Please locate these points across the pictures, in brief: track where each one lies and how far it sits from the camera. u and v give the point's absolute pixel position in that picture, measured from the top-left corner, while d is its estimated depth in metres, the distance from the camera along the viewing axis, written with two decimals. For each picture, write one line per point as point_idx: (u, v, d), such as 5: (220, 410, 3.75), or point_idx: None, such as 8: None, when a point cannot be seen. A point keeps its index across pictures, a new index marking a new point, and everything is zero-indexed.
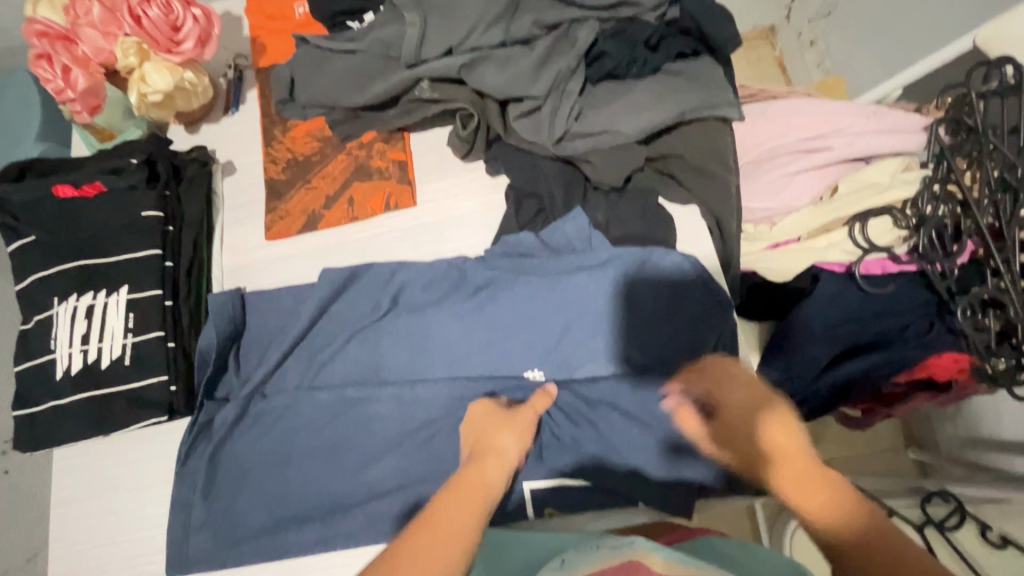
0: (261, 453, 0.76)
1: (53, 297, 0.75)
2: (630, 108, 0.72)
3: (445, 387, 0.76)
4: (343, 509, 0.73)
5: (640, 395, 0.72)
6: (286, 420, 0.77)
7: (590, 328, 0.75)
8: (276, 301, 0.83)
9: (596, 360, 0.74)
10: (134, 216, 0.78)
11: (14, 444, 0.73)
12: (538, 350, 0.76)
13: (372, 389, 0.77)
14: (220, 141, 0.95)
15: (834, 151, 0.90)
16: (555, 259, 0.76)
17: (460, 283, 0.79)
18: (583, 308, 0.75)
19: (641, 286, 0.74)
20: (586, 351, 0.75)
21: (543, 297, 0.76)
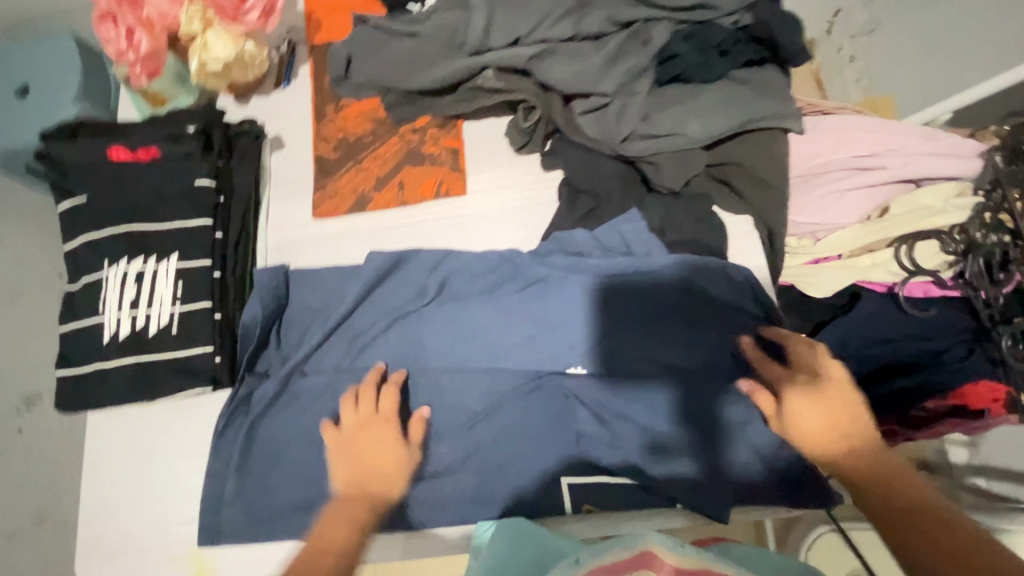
0: (297, 430, 0.76)
1: (103, 261, 0.75)
2: (699, 112, 0.71)
3: (486, 380, 0.76)
4: (380, 493, 0.74)
5: (686, 401, 0.72)
6: (324, 400, 0.77)
7: (639, 330, 0.74)
8: (318, 280, 0.81)
9: (643, 363, 0.74)
10: (187, 184, 0.78)
11: (56, 403, 0.74)
12: (585, 350, 0.75)
13: (415, 374, 0.77)
14: (269, 115, 0.94)
15: (891, 171, 0.90)
16: (609, 259, 0.76)
17: (509, 275, 0.79)
18: (636, 309, 0.75)
19: (695, 293, 0.74)
20: (633, 353, 0.74)
21: (594, 297, 0.75)
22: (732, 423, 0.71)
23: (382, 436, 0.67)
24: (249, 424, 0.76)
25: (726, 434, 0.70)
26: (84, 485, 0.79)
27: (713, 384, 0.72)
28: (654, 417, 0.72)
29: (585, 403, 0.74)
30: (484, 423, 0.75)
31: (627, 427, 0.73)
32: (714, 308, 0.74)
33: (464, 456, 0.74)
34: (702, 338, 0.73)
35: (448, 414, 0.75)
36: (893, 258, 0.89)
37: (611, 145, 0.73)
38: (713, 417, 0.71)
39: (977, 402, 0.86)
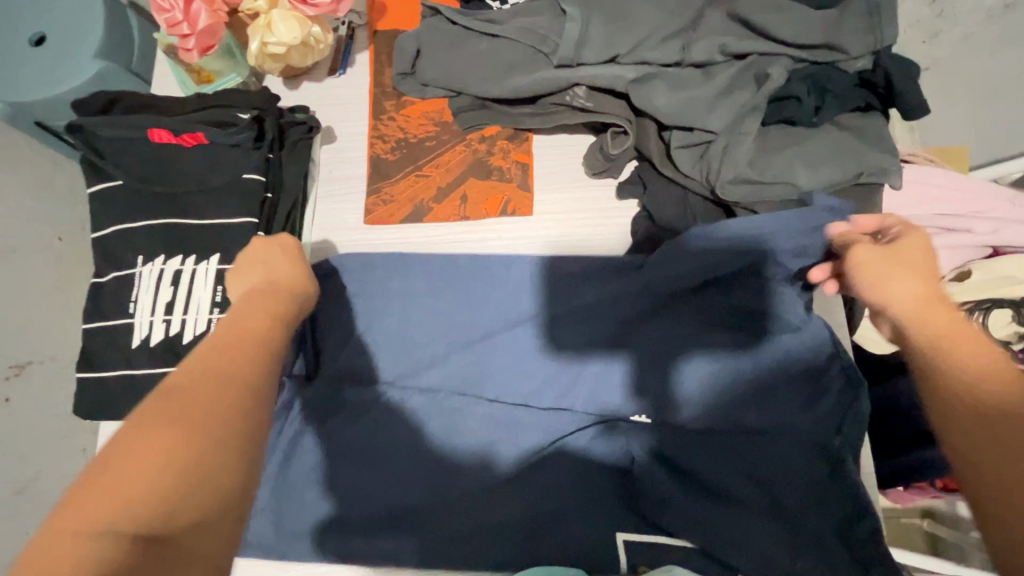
0: (337, 446, 0.71)
1: (138, 256, 0.68)
2: (808, 161, 0.66)
3: (547, 416, 0.72)
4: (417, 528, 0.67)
5: (755, 462, 0.65)
6: (372, 416, 0.72)
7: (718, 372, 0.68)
8: (368, 286, 0.75)
9: (716, 411, 0.67)
10: (234, 177, 0.71)
11: (74, 408, 0.67)
12: (650, 396, 0.70)
13: (471, 401, 0.72)
14: (321, 103, 0.86)
15: (975, 235, 0.85)
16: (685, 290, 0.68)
17: (574, 294, 0.71)
18: (703, 355, 0.68)
19: (770, 341, 0.67)
20: (707, 402, 0.68)
21: (663, 339, 0.69)
22: (806, 490, 0.62)
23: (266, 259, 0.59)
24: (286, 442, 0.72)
25: (796, 503, 0.62)
26: None
27: (784, 445, 0.65)
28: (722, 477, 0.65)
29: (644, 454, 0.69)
30: (539, 466, 0.69)
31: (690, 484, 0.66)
32: (792, 360, 0.66)
33: (514, 499, 0.67)
34: (775, 394, 0.66)
35: (501, 450, 0.70)
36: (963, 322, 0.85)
37: (708, 183, 0.68)
38: (784, 482, 0.63)
39: None
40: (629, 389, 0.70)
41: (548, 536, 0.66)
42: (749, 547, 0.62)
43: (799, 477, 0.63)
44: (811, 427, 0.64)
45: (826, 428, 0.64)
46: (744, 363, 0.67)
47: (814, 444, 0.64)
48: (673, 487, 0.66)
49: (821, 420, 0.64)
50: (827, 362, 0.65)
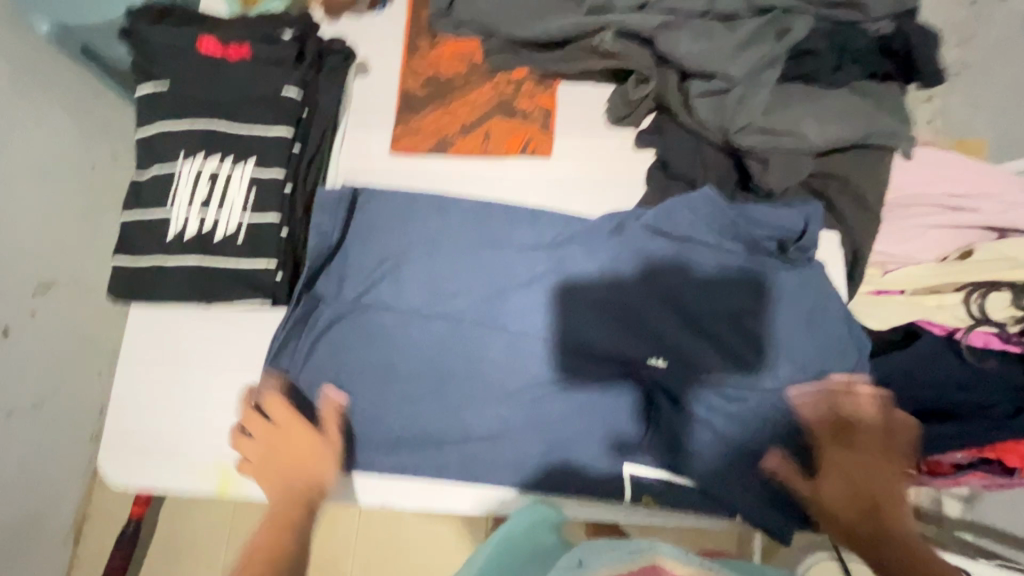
0: (362, 362, 0.74)
1: (179, 153, 0.73)
2: (820, 117, 0.69)
3: (566, 357, 0.74)
4: (443, 443, 0.73)
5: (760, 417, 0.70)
6: (394, 338, 0.74)
7: (733, 321, 0.72)
8: (402, 213, 0.76)
9: (730, 360, 0.71)
10: (273, 90, 0.74)
11: (109, 290, 0.72)
12: (657, 345, 0.73)
13: (487, 332, 0.74)
14: (359, 36, 0.90)
15: (979, 214, 0.88)
16: (709, 249, 0.73)
17: (604, 235, 0.75)
18: (722, 319, 0.72)
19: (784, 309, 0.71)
20: (722, 349, 0.72)
21: (682, 304, 0.73)
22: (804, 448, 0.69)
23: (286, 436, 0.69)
24: (309, 352, 0.74)
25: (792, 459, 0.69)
26: (117, 378, 0.78)
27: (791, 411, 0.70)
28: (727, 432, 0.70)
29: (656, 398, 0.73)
30: (551, 402, 0.73)
31: (700, 434, 0.71)
32: (807, 327, 0.71)
33: (529, 427, 0.73)
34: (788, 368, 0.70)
35: (516, 379, 0.74)
36: (962, 303, 0.87)
37: (723, 132, 0.70)
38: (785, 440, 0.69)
39: (1014, 461, 0.84)
40: (637, 330, 0.73)
41: (564, 459, 0.73)
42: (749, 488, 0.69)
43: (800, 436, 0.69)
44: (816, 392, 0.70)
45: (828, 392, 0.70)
46: (758, 337, 0.71)
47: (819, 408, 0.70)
48: (681, 433, 0.71)
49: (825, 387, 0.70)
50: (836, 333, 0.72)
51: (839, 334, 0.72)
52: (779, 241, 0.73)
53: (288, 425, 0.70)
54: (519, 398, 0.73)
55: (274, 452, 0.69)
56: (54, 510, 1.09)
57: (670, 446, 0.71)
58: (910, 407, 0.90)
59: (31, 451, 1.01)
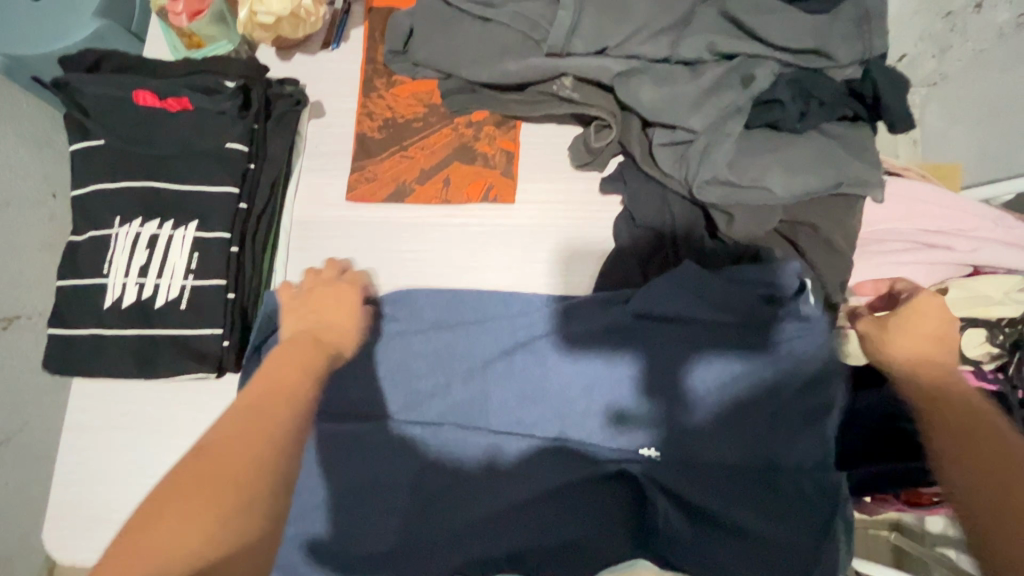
0: (346, 477, 0.72)
1: (114, 217, 0.68)
2: (787, 166, 0.66)
3: (551, 444, 0.73)
4: (433, 548, 0.68)
5: (749, 500, 0.68)
6: (374, 447, 0.73)
7: (721, 409, 0.71)
8: (375, 306, 0.77)
9: (717, 451, 0.70)
10: (218, 144, 0.71)
11: (44, 363, 0.68)
12: (640, 437, 0.72)
13: (472, 432, 0.73)
14: (313, 76, 0.86)
15: (955, 253, 0.85)
16: (692, 326, 0.72)
17: (594, 316, 0.73)
18: (711, 406, 0.71)
19: (767, 379, 0.70)
20: (709, 442, 0.70)
21: (664, 390, 0.71)
22: (794, 529, 0.67)
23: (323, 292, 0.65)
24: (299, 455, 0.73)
25: (795, 542, 0.66)
26: (63, 449, 0.74)
27: (775, 489, 0.68)
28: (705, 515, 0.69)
29: (647, 487, 0.70)
30: (541, 490, 0.71)
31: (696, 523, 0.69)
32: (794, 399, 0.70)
33: (520, 521, 0.69)
34: (766, 446, 0.70)
35: (507, 474, 0.71)
36: None
37: (686, 183, 0.67)
38: (774, 523, 0.67)
39: None
40: (620, 421, 0.72)
41: (557, 551, 0.69)
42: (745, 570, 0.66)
43: (785, 519, 0.67)
44: (797, 463, 0.69)
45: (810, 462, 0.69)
46: (732, 419, 0.70)
47: (805, 486, 0.68)
48: (660, 514, 0.69)
49: (809, 460, 0.69)
50: (813, 387, 0.70)
51: (819, 399, 0.70)
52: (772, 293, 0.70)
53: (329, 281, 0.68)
54: (505, 490, 0.71)
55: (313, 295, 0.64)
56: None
57: (653, 532, 0.68)
58: None
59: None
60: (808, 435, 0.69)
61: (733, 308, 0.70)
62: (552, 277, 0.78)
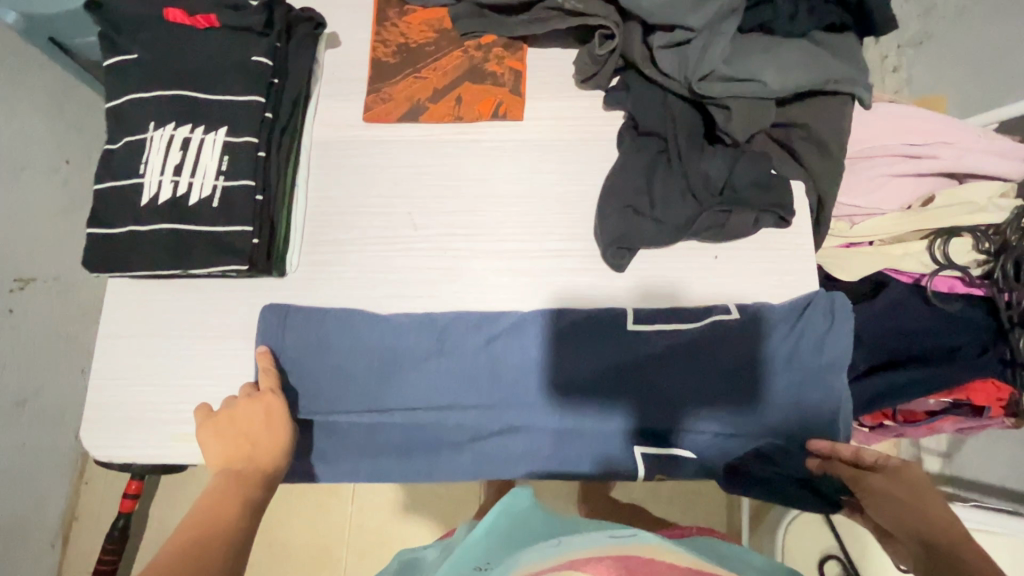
0: (353, 366, 0.76)
1: (149, 122, 0.73)
2: (780, 63, 0.71)
3: (563, 353, 0.76)
4: (441, 453, 0.77)
5: (759, 414, 0.73)
6: (380, 342, 0.77)
7: (740, 341, 0.74)
8: (386, 214, 0.83)
9: (737, 368, 0.74)
10: (243, 58, 0.75)
11: (83, 262, 0.72)
12: (628, 370, 0.75)
13: (484, 335, 0.77)
14: (329, 8, 0.90)
15: (939, 161, 0.91)
16: (668, 213, 0.76)
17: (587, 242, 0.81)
18: (724, 342, 0.74)
19: (776, 322, 0.75)
20: (728, 361, 0.74)
21: (659, 325, 0.76)
22: (786, 439, 0.72)
23: (233, 413, 0.69)
24: (300, 359, 0.76)
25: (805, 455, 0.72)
26: (98, 353, 0.78)
27: (766, 407, 0.73)
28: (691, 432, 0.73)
29: (661, 393, 0.74)
30: (554, 396, 0.75)
31: (702, 423, 0.73)
32: (802, 343, 0.74)
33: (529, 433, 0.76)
34: (774, 382, 0.73)
35: (522, 381, 0.76)
36: (925, 249, 0.92)
37: (687, 81, 0.73)
38: (762, 432, 0.73)
39: (982, 400, 0.91)
40: (637, 340, 0.75)
41: (559, 457, 0.76)
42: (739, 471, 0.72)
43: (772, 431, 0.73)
44: (808, 392, 0.73)
45: (815, 393, 0.73)
46: (727, 362, 0.74)
47: (793, 406, 0.73)
48: (675, 417, 0.73)
49: (805, 385, 0.73)
50: (828, 336, 0.73)
51: (826, 342, 0.73)
52: (722, 184, 0.76)
53: (231, 406, 0.70)
54: (503, 415, 0.75)
55: (226, 425, 0.68)
56: (42, 509, 1.13)
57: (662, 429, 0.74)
58: (881, 356, 0.95)
59: (15, 451, 1.04)
60: (814, 369, 0.73)
61: (740, 270, 0.79)
62: (560, 187, 0.82)
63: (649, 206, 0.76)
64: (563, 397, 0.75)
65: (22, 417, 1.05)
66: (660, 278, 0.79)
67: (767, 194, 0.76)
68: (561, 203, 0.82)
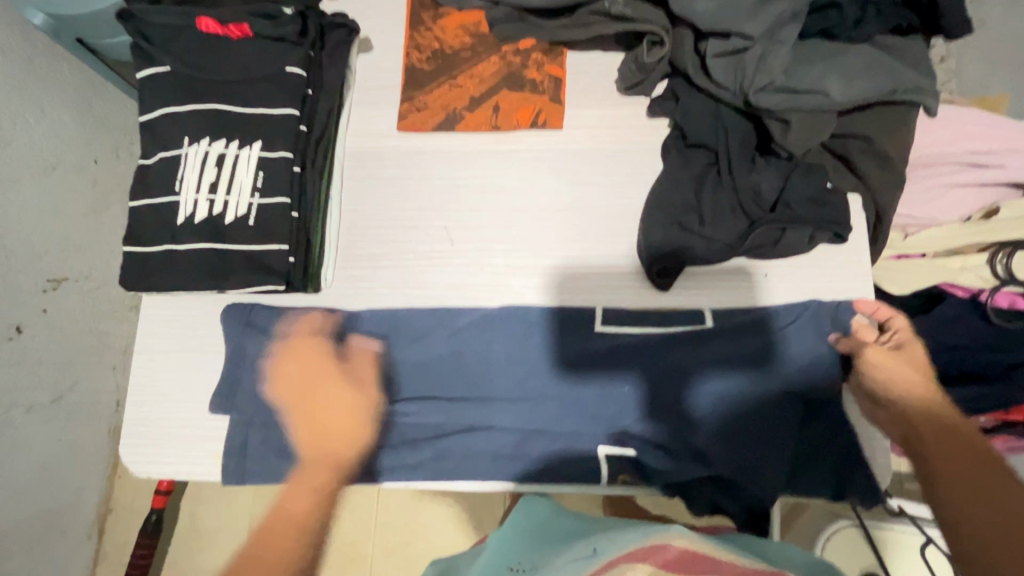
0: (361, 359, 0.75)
1: (184, 137, 0.71)
2: (843, 73, 0.67)
3: (583, 352, 0.74)
4: (434, 455, 0.73)
5: (778, 414, 0.68)
6: (396, 339, 0.76)
7: (762, 336, 0.71)
8: (419, 228, 0.80)
9: (756, 366, 0.70)
10: (278, 69, 0.73)
11: (119, 280, 0.71)
12: (673, 376, 0.71)
13: (500, 336, 0.76)
14: (362, 12, 0.87)
15: (1006, 171, 0.86)
16: (716, 231, 0.72)
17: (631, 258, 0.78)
18: (743, 337, 0.71)
19: (805, 322, 0.71)
20: (748, 356, 0.70)
21: (679, 326, 0.74)
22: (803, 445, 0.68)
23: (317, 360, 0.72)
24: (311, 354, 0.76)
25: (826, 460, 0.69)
26: (137, 368, 0.78)
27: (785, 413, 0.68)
28: (725, 453, 0.67)
29: (674, 390, 0.70)
30: (566, 394, 0.73)
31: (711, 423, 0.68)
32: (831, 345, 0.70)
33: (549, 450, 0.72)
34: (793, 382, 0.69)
35: (533, 378, 0.74)
36: (986, 263, 0.87)
37: (741, 93, 0.68)
38: (782, 436, 0.67)
39: None
40: (654, 338, 0.73)
41: (580, 466, 0.72)
42: (768, 489, 0.66)
43: (804, 447, 0.70)
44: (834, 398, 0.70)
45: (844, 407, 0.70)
46: (775, 371, 0.70)
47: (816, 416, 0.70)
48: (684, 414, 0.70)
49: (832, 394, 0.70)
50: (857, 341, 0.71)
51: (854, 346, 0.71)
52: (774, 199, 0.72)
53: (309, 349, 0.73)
54: (521, 422, 0.73)
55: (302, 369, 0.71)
56: (80, 501, 1.14)
57: (672, 429, 0.69)
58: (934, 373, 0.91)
59: (53, 445, 1.05)
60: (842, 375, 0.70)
61: (791, 291, 0.75)
62: (602, 201, 0.79)
63: (698, 222, 0.72)
64: (573, 394, 0.73)
65: (59, 414, 1.06)
66: (708, 301, 0.76)
67: (821, 211, 0.72)
68: (602, 216, 0.79)
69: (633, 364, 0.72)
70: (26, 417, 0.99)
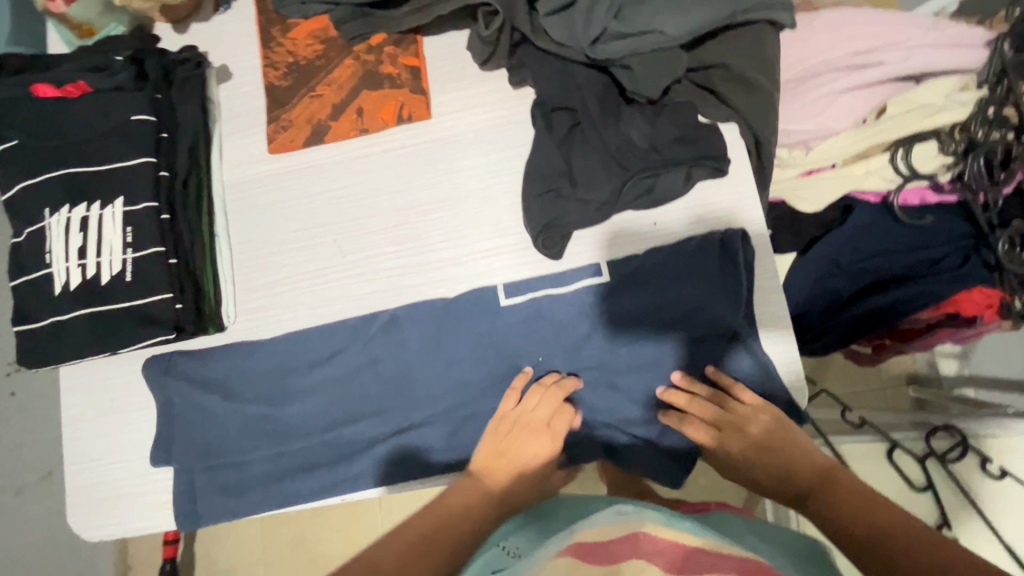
0: (296, 385, 0.76)
1: (43, 209, 0.72)
2: (675, 5, 0.66)
3: (522, 334, 0.74)
4: (359, 465, 0.74)
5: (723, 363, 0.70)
6: (323, 362, 0.76)
7: (684, 283, 0.70)
8: (312, 247, 0.79)
9: (668, 319, 0.70)
10: (123, 120, 0.72)
11: (17, 359, 0.72)
12: (700, 318, 0.70)
13: (443, 337, 0.75)
14: (213, 41, 0.85)
15: (886, 67, 0.84)
16: (590, 189, 0.70)
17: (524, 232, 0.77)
18: (679, 285, 0.70)
19: (738, 267, 0.69)
20: (673, 308, 0.70)
21: (589, 287, 0.73)
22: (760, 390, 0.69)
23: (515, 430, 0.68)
24: (240, 391, 0.77)
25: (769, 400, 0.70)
26: (66, 440, 0.79)
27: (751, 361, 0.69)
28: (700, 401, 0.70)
29: (684, 341, 0.70)
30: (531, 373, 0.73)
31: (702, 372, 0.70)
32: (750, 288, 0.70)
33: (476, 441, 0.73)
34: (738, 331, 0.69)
35: (498, 362, 0.74)
36: (887, 163, 0.85)
37: (582, 48, 0.68)
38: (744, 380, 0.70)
39: (971, 309, 0.85)
40: (668, 278, 0.71)
41: None
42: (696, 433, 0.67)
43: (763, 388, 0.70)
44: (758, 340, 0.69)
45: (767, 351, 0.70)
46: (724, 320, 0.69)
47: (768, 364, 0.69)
48: (692, 362, 0.70)
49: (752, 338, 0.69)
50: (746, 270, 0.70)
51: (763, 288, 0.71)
52: (650, 145, 0.70)
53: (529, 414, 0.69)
54: (450, 419, 0.73)
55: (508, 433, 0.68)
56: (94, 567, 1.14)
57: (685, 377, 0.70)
58: (864, 282, 0.90)
59: (52, 523, 1.04)
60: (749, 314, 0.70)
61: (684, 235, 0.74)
62: (484, 182, 0.78)
63: (572, 186, 0.71)
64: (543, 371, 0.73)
65: (54, 489, 1.04)
66: (605, 258, 0.75)
67: (693, 147, 0.70)
68: (489, 196, 0.78)
69: (607, 328, 0.72)
70: (15, 501, 0.98)
